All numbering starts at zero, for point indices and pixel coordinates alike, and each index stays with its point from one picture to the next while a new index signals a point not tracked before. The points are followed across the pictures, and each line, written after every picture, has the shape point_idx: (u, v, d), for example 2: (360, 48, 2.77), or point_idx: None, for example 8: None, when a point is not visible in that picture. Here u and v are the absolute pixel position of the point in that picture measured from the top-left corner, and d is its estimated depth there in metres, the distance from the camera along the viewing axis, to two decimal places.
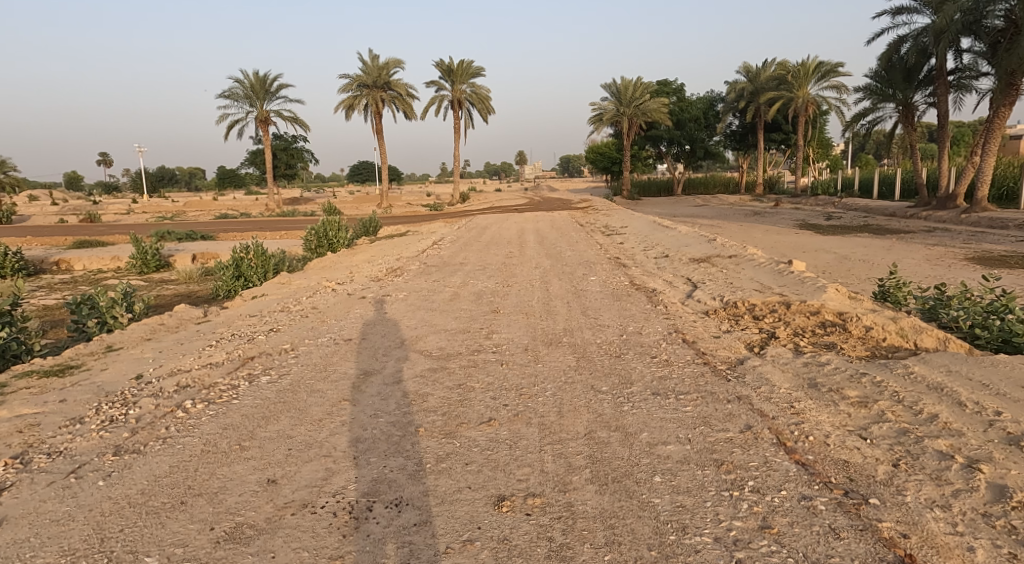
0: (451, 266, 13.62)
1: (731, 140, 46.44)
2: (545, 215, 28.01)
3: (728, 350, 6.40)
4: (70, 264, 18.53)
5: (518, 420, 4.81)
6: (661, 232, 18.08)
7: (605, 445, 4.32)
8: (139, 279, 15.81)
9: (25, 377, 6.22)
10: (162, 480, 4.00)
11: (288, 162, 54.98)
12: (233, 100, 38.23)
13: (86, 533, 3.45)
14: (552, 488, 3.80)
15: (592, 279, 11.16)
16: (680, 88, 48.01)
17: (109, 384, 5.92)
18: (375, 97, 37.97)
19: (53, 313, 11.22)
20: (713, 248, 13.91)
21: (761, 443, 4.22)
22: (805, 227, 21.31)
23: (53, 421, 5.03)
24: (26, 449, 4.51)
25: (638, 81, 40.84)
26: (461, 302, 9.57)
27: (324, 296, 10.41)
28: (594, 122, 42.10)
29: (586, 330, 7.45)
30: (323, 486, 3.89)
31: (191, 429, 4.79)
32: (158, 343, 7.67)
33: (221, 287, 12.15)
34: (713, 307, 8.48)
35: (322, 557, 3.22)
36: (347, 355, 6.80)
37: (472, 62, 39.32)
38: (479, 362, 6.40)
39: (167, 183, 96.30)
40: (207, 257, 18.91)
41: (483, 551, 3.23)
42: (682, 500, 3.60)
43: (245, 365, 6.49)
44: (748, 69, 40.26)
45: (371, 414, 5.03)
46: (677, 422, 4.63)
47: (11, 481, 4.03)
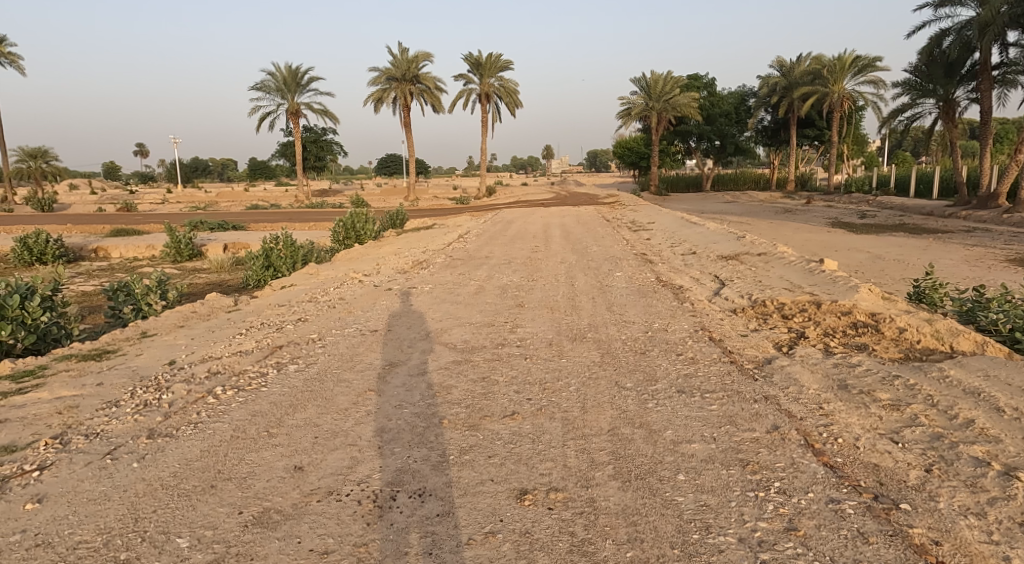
0: (476, 259, 13.65)
1: (763, 136, 46.27)
2: (571, 210, 27.94)
3: (756, 350, 6.29)
4: (107, 252, 19.03)
5: (541, 415, 4.81)
6: (689, 229, 17.88)
7: (628, 441, 4.30)
8: (173, 268, 16.21)
9: (65, 360, 6.44)
10: (193, 463, 4.10)
11: (317, 154, 55.70)
12: (264, 92, 38.84)
13: (121, 512, 3.55)
14: (574, 483, 3.80)
15: (617, 274, 11.09)
16: (711, 82, 47.08)
17: (144, 369, 6.09)
18: (403, 90, 38.21)
19: (92, 299, 11.59)
20: (742, 246, 13.70)
21: (789, 444, 4.16)
22: (838, 225, 20.93)
23: (91, 403, 5.19)
24: (66, 429, 4.67)
25: (669, 75, 40.35)
26: (487, 296, 9.59)
27: (351, 287, 10.53)
28: (622, 117, 41.78)
29: (611, 326, 7.42)
30: (348, 475, 3.95)
31: (221, 415, 4.90)
32: (190, 330, 7.83)
33: (251, 277, 12.40)
34: (741, 305, 8.34)
35: (347, 544, 3.27)
36: (374, 345, 6.87)
37: (501, 56, 39.29)
38: (503, 355, 6.41)
39: (199, 173, 98.97)
40: (238, 246, 19.28)
41: (505, 543, 3.25)
42: (706, 499, 3.57)
43: (274, 353, 6.60)
44: (782, 63, 39.40)
45: (396, 405, 5.09)
46: (702, 421, 4.59)
47: (51, 460, 4.17)
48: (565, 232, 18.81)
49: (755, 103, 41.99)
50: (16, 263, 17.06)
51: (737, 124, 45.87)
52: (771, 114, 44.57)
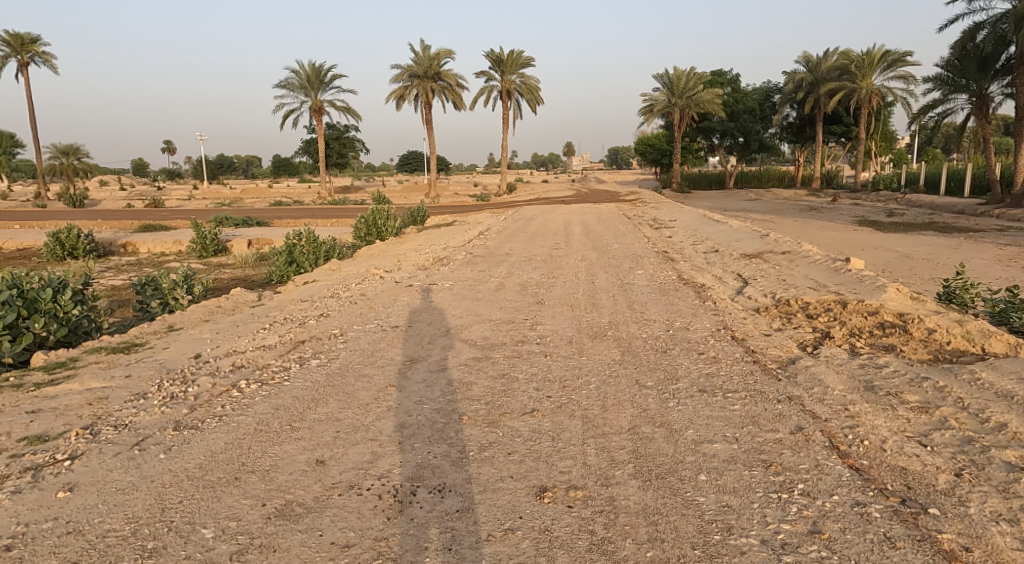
0: (497, 256, 13.66)
1: (788, 133, 45.57)
2: (592, 207, 27.76)
3: (780, 349, 6.22)
4: (136, 247, 19.40)
5: (561, 412, 4.81)
6: (711, 227, 17.68)
7: (649, 441, 4.27)
8: (199, 263, 16.48)
9: (95, 353, 6.58)
10: (218, 455, 4.17)
11: (340, 151, 56.20)
12: (288, 90, 39.28)
13: (148, 503, 3.62)
14: (594, 481, 3.79)
15: (639, 272, 11.02)
16: (735, 78, 46.47)
17: (171, 362, 6.21)
18: (425, 87, 38.37)
19: (121, 293, 11.83)
20: (766, 244, 13.51)
21: (813, 446, 4.09)
22: (864, 224, 20.56)
23: (120, 395, 5.30)
24: (96, 420, 4.77)
25: (693, 71, 39.96)
26: (507, 293, 9.59)
27: (372, 283, 10.60)
28: (644, 113, 41.48)
29: (632, 324, 7.38)
30: (369, 469, 3.98)
31: (244, 408, 4.97)
32: (215, 325, 7.96)
33: (274, 272, 12.54)
34: (765, 304, 8.24)
35: (368, 537, 3.30)
36: (395, 342, 6.91)
37: (522, 53, 39.27)
38: (523, 353, 6.41)
39: (225, 170, 100.42)
40: (262, 242, 19.53)
41: (525, 540, 3.25)
42: (728, 500, 3.53)
43: (296, 348, 6.68)
44: (808, 59, 38.75)
45: (416, 401, 5.11)
46: (724, 421, 4.54)
47: (81, 450, 4.26)
48: (585, 229, 18.75)
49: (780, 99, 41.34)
50: (48, 257, 17.48)
51: (761, 120, 45.22)
52: (796, 110, 43.90)
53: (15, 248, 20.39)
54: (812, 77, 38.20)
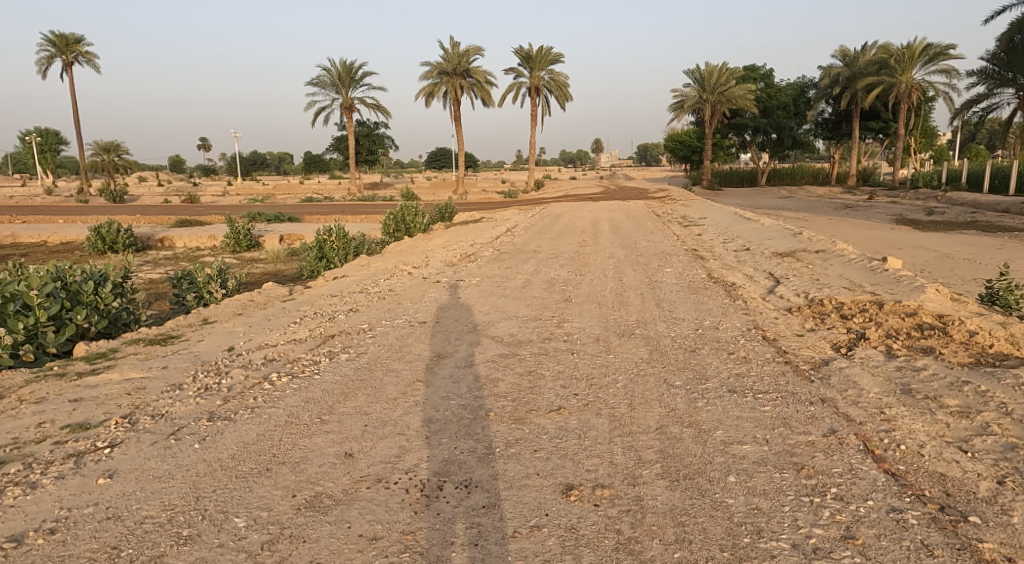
0: (524, 253, 13.66)
1: (823, 129, 44.60)
2: (621, 204, 27.56)
3: (813, 350, 6.10)
4: (172, 241, 19.90)
5: (588, 410, 4.79)
6: (743, 225, 17.40)
7: (677, 441, 4.22)
8: (233, 258, 16.82)
9: (134, 344, 6.78)
10: (250, 447, 4.25)
11: (370, 148, 56.81)
12: (320, 88, 39.82)
13: (183, 491, 3.71)
14: (621, 480, 3.77)
15: (667, 270, 10.92)
16: (769, 74, 45.60)
17: (205, 355, 6.36)
18: (454, 84, 38.52)
19: (158, 286, 12.16)
20: (799, 243, 13.26)
21: (847, 450, 4.00)
22: (901, 222, 20.07)
23: (156, 386, 5.44)
24: (134, 410, 4.91)
25: (725, 67, 39.37)
26: (534, 290, 9.59)
27: (400, 279, 10.69)
28: (675, 109, 41.01)
29: (660, 323, 7.31)
30: (396, 463, 4.01)
31: (276, 400, 5.06)
32: (248, 318, 8.12)
33: (305, 267, 12.82)
34: (797, 304, 8.09)
35: (395, 530, 3.33)
36: (422, 337, 6.96)
37: (552, 49, 39.13)
38: (550, 350, 6.40)
39: (258, 167, 102.35)
40: (294, 238, 19.85)
41: (551, 538, 3.24)
42: (758, 502, 3.48)
43: (326, 342, 6.77)
44: (845, 53, 37.84)
45: (443, 396, 5.14)
46: (755, 422, 4.47)
47: (120, 438, 4.38)
48: (613, 227, 18.60)
49: (815, 94, 40.41)
50: (90, 250, 18.03)
51: (796, 116, 44.32)
52: (832, 105, 42.94)
53: (59, 241, 21.09)
54: (849, 72, 37.30)
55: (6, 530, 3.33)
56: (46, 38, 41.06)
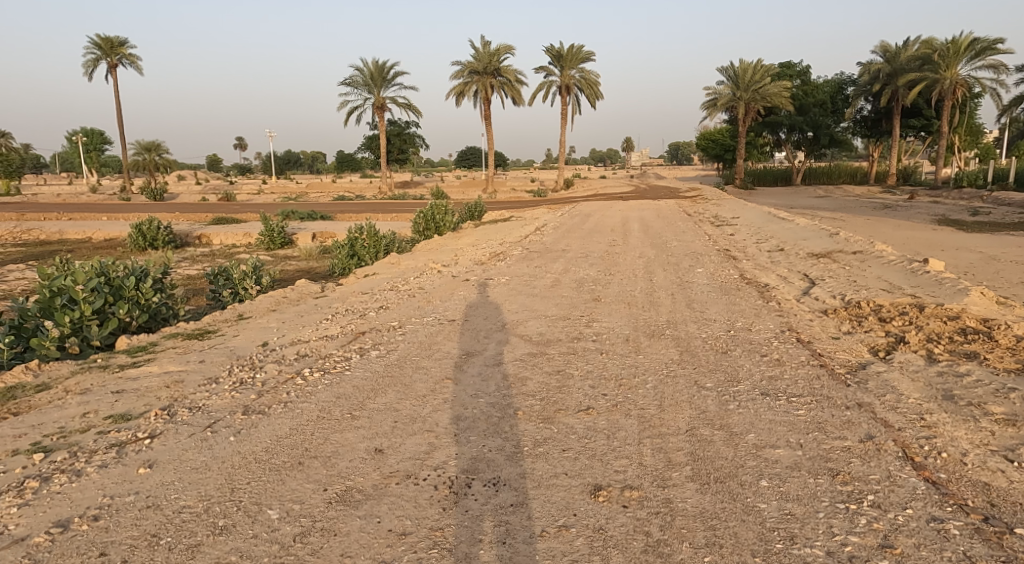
0: (554, 252, 13.62)
1: (862, 127, 43.51)
2: (651, 204, 27.31)
3: (849, 353, 5.96)
4: (209, 238, 20.36)
5: (617, 411, 4.75)
6: (777, 225, 17.07)
7: (708, 443, 4.17)
8: (267, 255, 17.14)
9: (173, 338, 6.97)
10: (283, 440, 4.33)
11: (401, 147, 57.32)
12: (353, 87, 40.32)
13: (219, 482, 3.80)
14: (650, 482, 3.73)
15: (699, 271, 10.78)
16: (805, 70, 44.61)
17: (240, 349, 6.49)
18: (484, 83, 38.62)
19: (196, 282, 12.47)
20: (836, 243, 12.96)
21: (884, 456, 3.90)
22: (944, 223, 19.44)
23: (194, 379, 5.57)
24: (172, 401, 5.04)
25: (759, 64, 38.69)
26: (563, 289, 9.56)
27: (430, 277, 10.75)
28: (708, 107, 40.44)
29: (691, 324, 7.21)
30: (425, 460, 4.05)
31: (308, 395, 5.15)
32: (281, 314, 8.27)
33: (337, 265, 13.00)
34: (834, 305, 7.91)
35: (424, 527, 3.36)
36: (451, 335, 7.00)
37: (583, 47, 38.92)
38: (579, 349, 6.38)
39: (292, 166, 104.07)
40: (326, 236, 20.13)
41: (579, 538, 3.23)
42: (791, 508, 3.41)
43: (357, 339, 6.86)
44: (886, 48, 36.80)
45: (473, 394, 5.16)
46: (789, 426, 4.39)
47: (160, 429, 4.51)
48: (643, 226, 18.44)
49: (854, 91, 39.40)
50: (131, 247, 18.57)
51: (833, 114, 43.33)
52: (871, 102, 41.86)
53: (102, 238, 21.74)
54: (890, 68, 36.25)
55: (53, 515, 3.45)
56: (92, 41, 42.41)
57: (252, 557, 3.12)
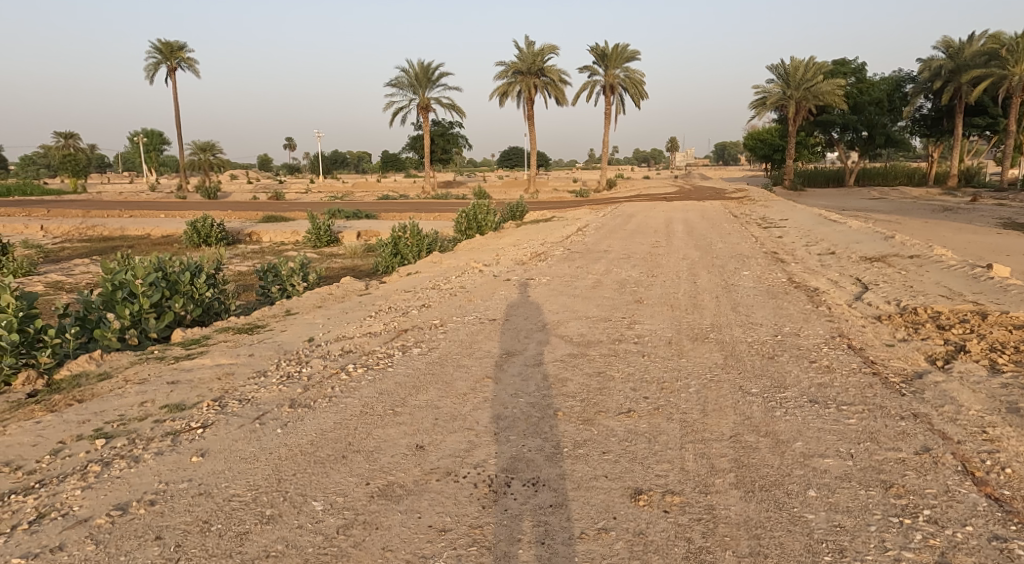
0: (595, 253, 13.52)
1: (920, 126, 41.83)
2: (696, 205, 26.85)
3: (905, 361, 5.74)
4: (259, 236, 20.97)
5: (659, 414, 4.69)
6: (827, 227, 16.57)
7: (753, 450, 4.07)
8: (313, 252, 17.53)
9: (224, 332, 7.20)
10: (328, 434, 4.43)
11: (444, 147, 57.90)
12: (398, 88, 40.91)
13: (267, 473, 3.90)
14: (692, 488, 3.66)
15: (744, 273, 10.54)
16: (861, 68, 43.04)
17: (287, 344, 6.66)
18: (528, 83, 38.64)
19: (246, 278, 12.87)
20: (891, 247, 12.49)
21: (942, 470, 3.74)
22: (1010, 227, 18.49)
23: (244, 372, 5.75)
24: (223, 393, 5.21)
25: (812, 61, 37.59)
26: (605, 290, 9.48)
27: (471, 276, 10.82)
28: (757, 106, 39.56)
29: (736, 328, 7.05)
30: (465, 458, 4.07)
31: (351, 391, 5.24)
32: (326, 310, 8.46)
33: (381, 263, 13.19)
34: (887, 312, 7.62)
35: (463, 524, 3.38)
36: (492, 334, 7.03)
37: (628, 46, 38.54)
38: (620, 351, 6.32)
39: (338, 165, 106.43)
40: (370, 234, 20.48)
41: (619, 541, 3.20)
42: (840, 520, 3.30)
43: (399, 336, 6.96)
44: (949, 44, 35.28)
45: (512, 394, 5.16)
46: (838, 435, 4.25)
47: (211, 420, 4.66)
48: (688, 227, 18.15)
49: (913, 89, 37.90)
50: (186, 243, 19.25)
51: (890, 112, 41.77)
52: (931, 100, 40.23)
53: (161, 235, 22.65)
54: (952, 64, 34.74)
55: (114, 498, 3.61)
56: (153, 46, 44.21)
57: (298, 546, 3.19)
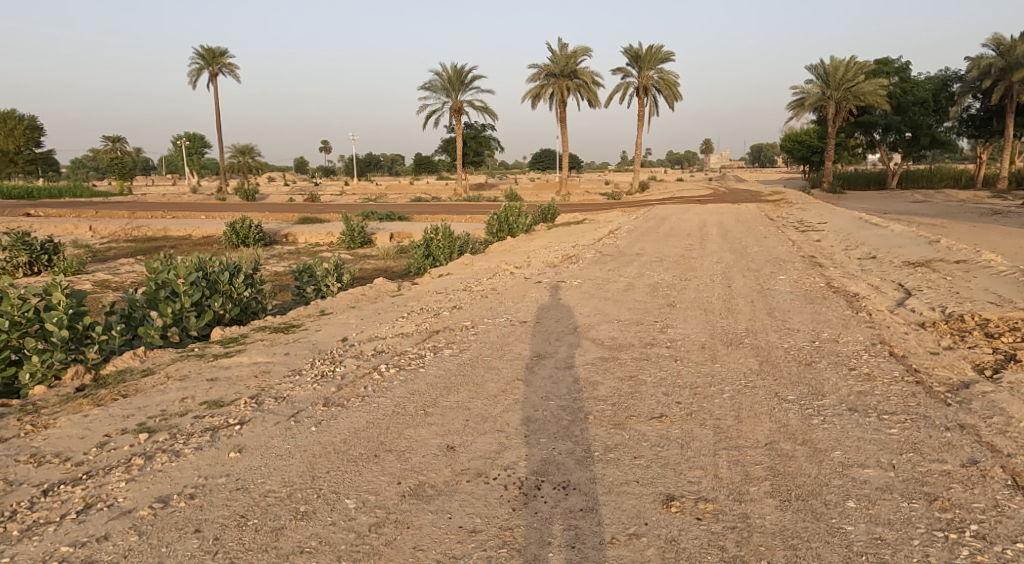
0: (627, 256, 13.42)
1: (968, 126, 40.42)
2: (731, 208, 26.45)
3: (950, 370, 5.54)
4: (294, 237, 21.38)
5: (691, 420, 4.62)
6: (868, 231, 16.15)
7: (789, 458, 3.98)
8: (347, 253, 17.80)
9: (261, 331, 7.36)
10: (360, 433, 4.48)
11: (477, 149, 58.22)
12: (432, 91, 41.30)
13: (301, 470, 3.97)
14: (726, 495, 3.60)
15: (781, 278, 10.33)
16: (905, 67, 41.87)
17: (321, 344, 6.77)
18: (561, 86, 38.60)
19: (282, 279, 13.12)
20: (935, 252, 12.10)
21: (990, 484, 3.60)
22: None
23: (280, 370, 5.86)
24: (260, 391, 5.32)
25: (853, 61, 36.70)
26: (636, 294, 9.41)
27: (503, 278, 10.84)
28: (795, 107, 38.78)
29: (772, 333, 6.92)
30: (495, 459, 4.08)
31: (384, 391, 5.30)
32: (360, 311, 8.56)
33: (412, 265, 13.31)
34: (932, 319, 7.38)
35: (493, 525, 3.38)
36: (523, 336, 7.03)
37: (662, 47, 38.18)
38: (652, 355, 6.24)
39: (373, 168, 107.99)
40: (403, 236, 20.70)
41: (650, 547, 3.16)
42: (881, 533, 3.21)
43: (431, 338, 7.00)
44: (999, 41, 34.06)
45: (543, 397, 5.15)
46: (878, 445, 4.13)
47: (248, 417, 4.76)
48: (722, 230, 17.88)
49: (960, 89, 36.68)
50: (225, 244, 19.74)
51: (935, 113, 40.50)
52: (980, 100, 38.86)
53: (201, 236, 23.26)
54: (1003, 62, 33.52)
55: (156, 491, 3.71)
56: (197, 52, 45.53)
57: (330, 543, 3.24)
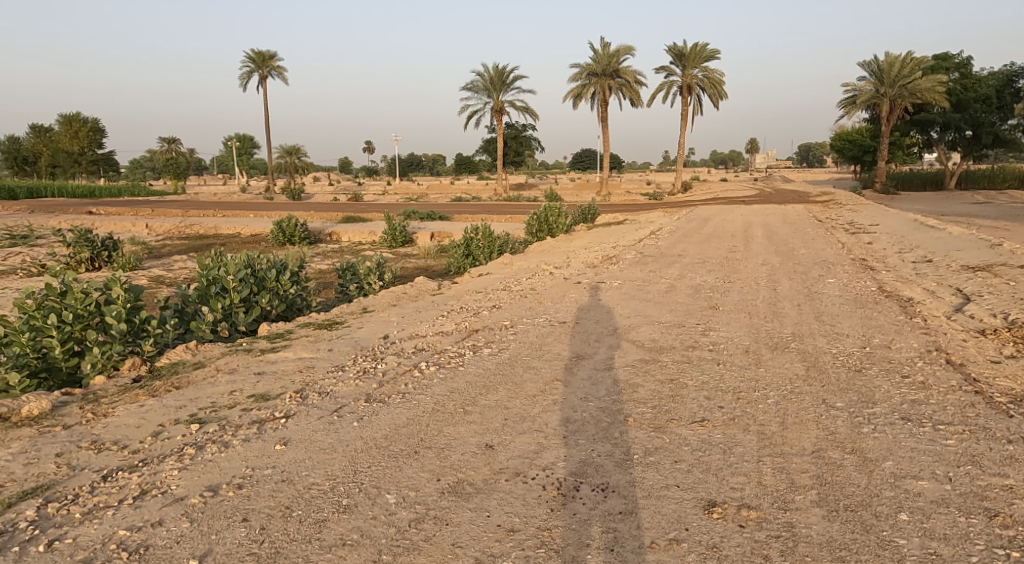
0: (669, 257, 13.22)
1: None
2: (777, 209, 25.84)
3: (1012, 381, 5.27)
4: (338, 236, 21.80)
5: (735, 425, 4.52)
6: (923, 233, 15.52)
7: (837, 467, 3.86)
8: (389, 252, 18.07)
9: (306, 327, 7.53)
10: (401, 429, 4.54)
11: (518, 149, 58.29)
12: (474, 92, 41.52)
13: (343, 464, 4.04)
14: (770, 503, 3.51)
15: (829, 281, 10.01)
16: (966, 62, 40.10)
17: (364, 341, 6.88)
18: (602, 85, 38.32)
19: (326, 276, 13.39)
20: (996, 256, 11.55)
21: None
22: None
23: (323, 365, 5.99)
24: (304, 386, 5.44)
25: (909, 57, 35.34)
26: (678, 295, 9.27)
27: (543, 278, 10.81)
28: (845, 105, 37.59)
29: (820, 338, 6.72)
30: (534, 459, 4.07)
31: (423, 388, 5.35)
32: (401, 309, 8.67)
33: (453, 264, 13.41)
34: (993, 326, 7.04)
35: (532, 525, 3.37)
36: (562, 337, 7.00)
37: (707, 45, 37.49)
38: (694, 359, 6.14)
39: (415, 168, 109.30)
40: (443, 235, 20.88)
41: (691, 553, 3.11)
42: (936, 548, 3.08)
43: (470, 336, 7.04)
44: None
45: (583, 398, 5.12)
46: (933, 456, 3.97)
47: (293, 410, 4.87)
48: (768, 231, 17.46)
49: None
50: (273, 242, 20.27)
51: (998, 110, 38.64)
52: None
53: (249, 234, 23.94)
54: None
55: (206, 480, 3.83)
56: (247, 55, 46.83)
57: (372, 537, 3.28)
